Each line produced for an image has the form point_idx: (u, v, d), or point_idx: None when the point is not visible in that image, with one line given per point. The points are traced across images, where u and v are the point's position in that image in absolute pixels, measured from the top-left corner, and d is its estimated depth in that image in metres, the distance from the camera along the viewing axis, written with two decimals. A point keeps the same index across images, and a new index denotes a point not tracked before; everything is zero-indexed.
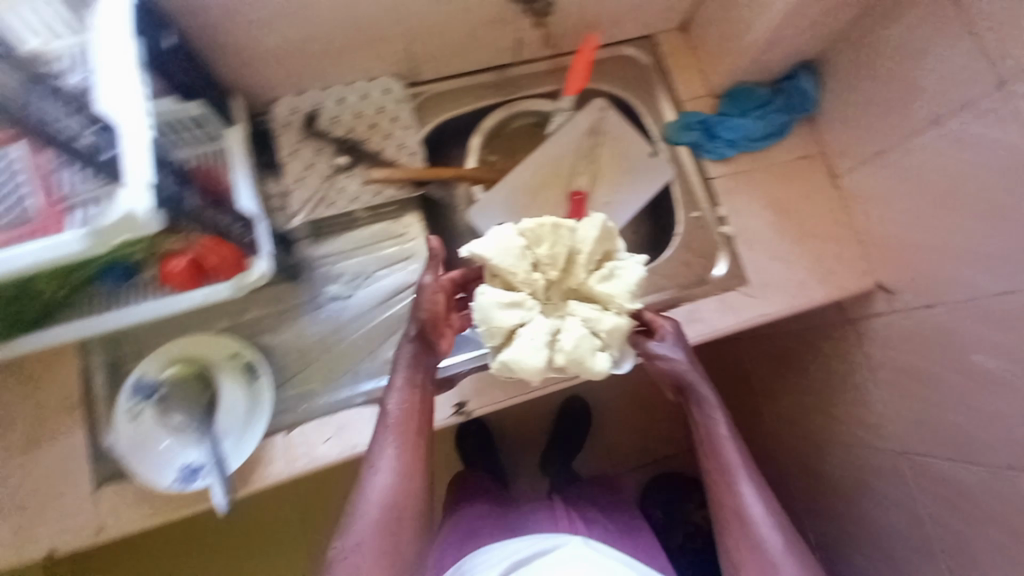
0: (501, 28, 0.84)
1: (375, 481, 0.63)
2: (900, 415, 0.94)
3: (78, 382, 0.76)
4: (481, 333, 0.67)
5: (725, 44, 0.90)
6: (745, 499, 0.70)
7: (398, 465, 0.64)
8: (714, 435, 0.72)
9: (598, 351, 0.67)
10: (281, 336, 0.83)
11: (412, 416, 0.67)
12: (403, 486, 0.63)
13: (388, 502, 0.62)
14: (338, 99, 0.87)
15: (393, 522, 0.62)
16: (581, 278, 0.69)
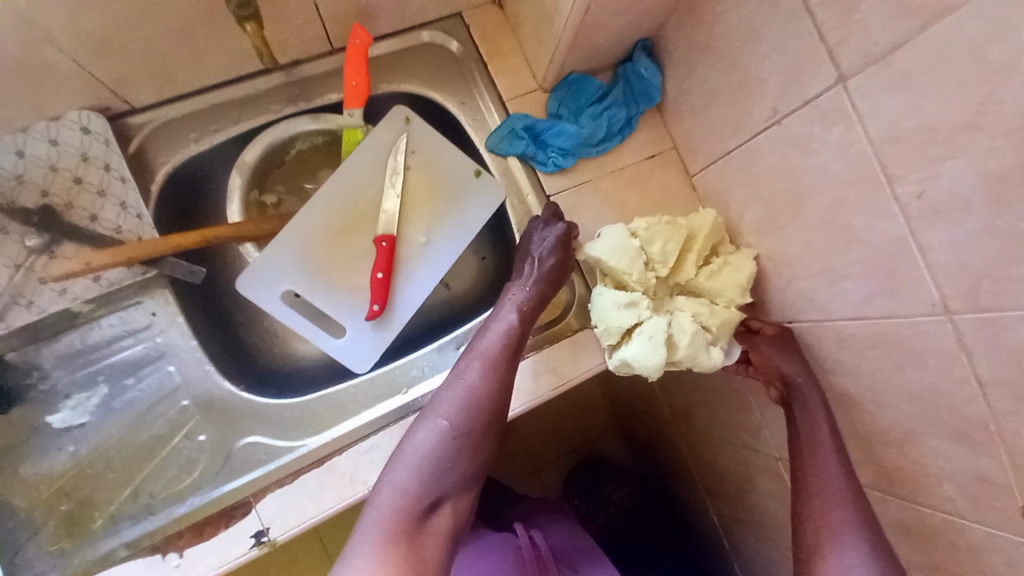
0: (218, 29, 0.60)
1: (479, 361, 0.61)
2: (776, 424, 0.86)
3: None
4: (598, 333, 0.70)
5: (537, 23, 0.70)
6: (824, 481, 0.67)
7: (506, 346, 0.63)
8: (815, 440, 0.68)
9: (712, 346, 0.70)
10: (1, 487, 0.62)
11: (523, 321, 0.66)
12: (495, 376, 0.61)
13: (476, 398, 0.59)
14: (10, 151, 0.60)
15: (479, 421, 0.58)
16: (692, 273, 0.72)
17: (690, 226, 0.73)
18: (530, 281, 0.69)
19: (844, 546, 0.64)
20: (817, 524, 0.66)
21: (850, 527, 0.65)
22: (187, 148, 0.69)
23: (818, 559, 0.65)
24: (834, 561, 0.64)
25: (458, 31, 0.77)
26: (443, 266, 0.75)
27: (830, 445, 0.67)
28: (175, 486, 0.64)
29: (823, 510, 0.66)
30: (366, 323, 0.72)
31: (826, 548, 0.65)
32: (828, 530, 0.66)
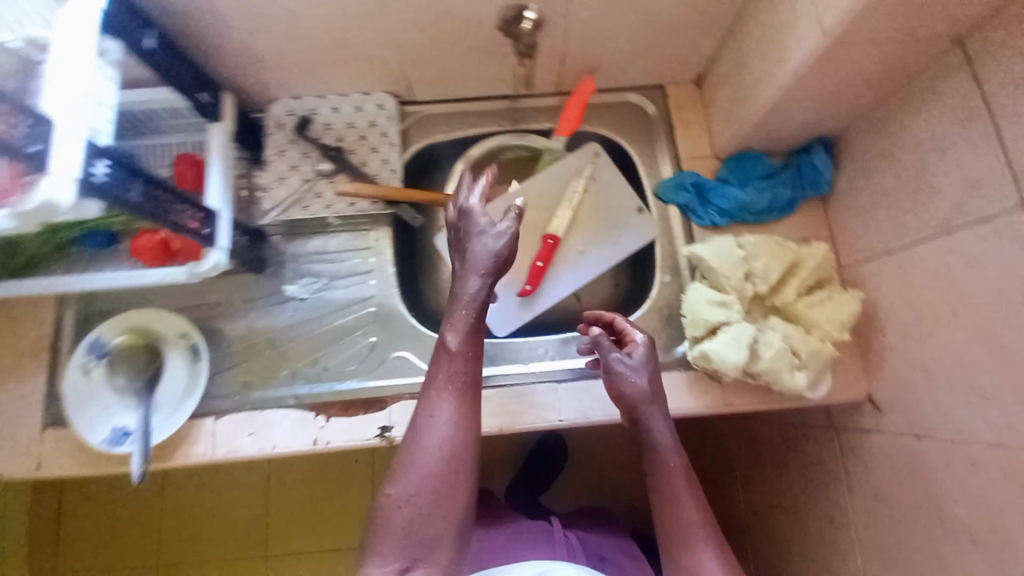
0: (493, 59, 0.83)
1: (447, 430, 0.62)
2: (867, 546, 0.81)
3: (52, 328, 0.82)
4: (684, 323, 0.79)
5: (731, 106, 0.83)
6: (672, 488, 0.68)
7: (450, 442, 0.62)
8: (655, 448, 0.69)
9: (796, 371, 0.75)
10: (233, 324, 0.85)
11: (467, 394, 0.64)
12: (463, 447, 0.63)
13: (436, 488, 0.61)
14: (333, 108, 0.89)
15: (440, 508, 0.61)
16: (792, 297, 0.78)
17: (798, 253, 0.79)
18: (457, 358, 0.64)
19: (700, 554, 0.65)
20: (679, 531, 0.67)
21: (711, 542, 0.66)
22: (433, 134, 0.92)
23: (684, 554, 0.66)
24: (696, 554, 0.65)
25: (658, 98, 0.93)
26: (589, 275, 0.88)
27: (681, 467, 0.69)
28: (342, 368, 0.82)
29: (678, 507, 0.67)
30: (517, 299, 0.86)
31: (690, 545, 0.66)
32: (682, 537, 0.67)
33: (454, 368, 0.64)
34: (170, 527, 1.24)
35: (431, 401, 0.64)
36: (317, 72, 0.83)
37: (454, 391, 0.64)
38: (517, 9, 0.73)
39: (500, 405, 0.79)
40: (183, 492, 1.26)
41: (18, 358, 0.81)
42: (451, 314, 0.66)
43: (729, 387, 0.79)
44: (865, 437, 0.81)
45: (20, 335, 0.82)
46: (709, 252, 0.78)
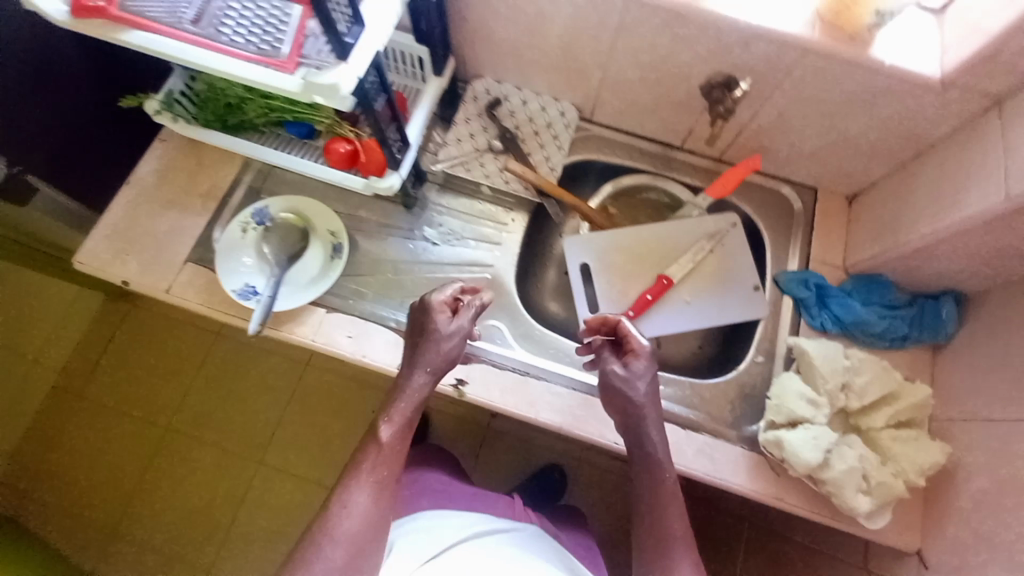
0: (680, 110, 0.91)
1: (371, 482, 0.72)
2: None
3: (226, 185, 0.93)
4: (767, 405, 0.81)
5: (879, 230, 0.88)
6: (659, 493, 0.72)
7: (376, 499, 0.71)
8: (644, 449, 0.74)
9: (862, 494, 0.76)
10: (371, 241, 0.94)
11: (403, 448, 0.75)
12: (382, 496, 0.72)
13: (360, 527, 0.69)
14: (522, 100, 1.00)
15: (365, 535, 0.69)
16: (878, 424, 0.79)
17: (899, 387, 0.81)
18: (386, 446, 0.74)
19: (676, 562, 0.68)
20: (659, 534, 0.70)
21: (688, 555, 0.69)
22: (595, 152, 1.01)
23: (660, 559, 0.69)
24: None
25: (808, 197, 0.97)
26: (688, 326, 0.91)
27: (669, 475, 0.73)
28: None
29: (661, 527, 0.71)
30: (616, 318, 0.91)
31: (667, 552, 0.69)
32: (662, 540, 0.70)
33: (383, 458, 0.74)
34: (203, 387, 1.51)
35: (354, 481, 0.72)
36: (529, 66, 0.95)
37: (373, 483, 0.72)
38: (727, 77, 0.81)
39: (568, 405, 0.84)
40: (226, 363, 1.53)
41: (190, 197, 0.92)
42: (390, 408, 0.76)
43: (785, 480, 0.80)
44: None
45: (200, 180, 0.93)
46: (816, 351, 0.81)
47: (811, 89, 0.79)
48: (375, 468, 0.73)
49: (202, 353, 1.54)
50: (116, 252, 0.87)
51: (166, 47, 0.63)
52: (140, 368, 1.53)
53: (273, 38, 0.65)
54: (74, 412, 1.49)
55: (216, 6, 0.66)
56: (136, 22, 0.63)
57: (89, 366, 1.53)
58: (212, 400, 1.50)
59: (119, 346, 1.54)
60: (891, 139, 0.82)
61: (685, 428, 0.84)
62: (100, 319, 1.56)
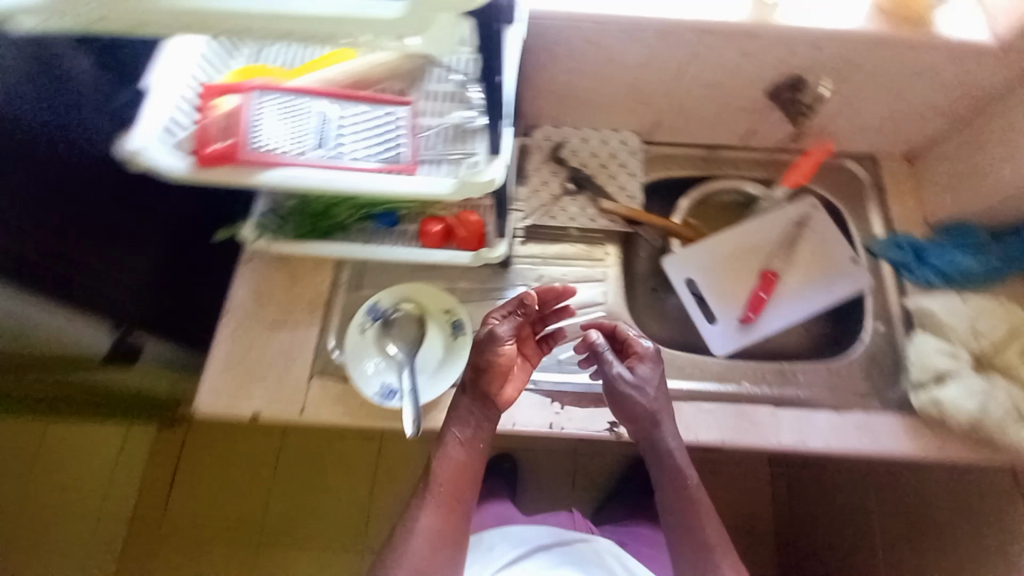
0: (742, 116, 0.96)
1: (433, 507, 0.77)
2: None
3: (327, 289, 0.93)
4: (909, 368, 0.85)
5: (952, 183, 0.94)
6: (674, 478, 0.80)
7: (442, 520, 0.77)
8: (663, 449, 0.80)
9: None
10: (481, 308, 0.95)
11: (468, 468, 0.78)
12: (446, 516, 0.77)
13: (429, 548, 0.75)
14: (583, 138, 1.03)
15: (432, 556, 0.75)
16: (1018, 360, 0.83)
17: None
18: (444, 466, 0.77)
19: (697, 532, 0.80)
20: (682, 512, 0.81)
21: (708, 525, 0.80)
22: (663, 171, 1.04)
23: (685, 532, 0.80)
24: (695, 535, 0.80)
25: (871, 166, 1.03)
26: (803, 313, 0.95)
27: (683, 463, 0.80)
28: (575, 362, 0.92)
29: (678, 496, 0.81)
30: (737, 324, 0.93)
31: (691, 527, 0.80)
32: (683, 516, 0.81)
33: (450, 478, 0.77)
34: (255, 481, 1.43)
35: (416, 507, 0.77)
36: (590, 108, 0.98)
37: (439, 509, 0.77)
38: (793, 79, 0.86)
39: (723, 419, 0.86)
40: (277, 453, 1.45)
41: (295, 311, 0.92)
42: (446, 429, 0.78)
43: (946, 438, 0.83)
44: None
45: (299, 292, 0.93)
46: (938, 308, 0.86)
47: (871, 72, 0.84)
48: (438, 503, 0.77)
49: (255, 448, 1.45)
50: (241, 383, 0.87)
51: (303, 177, 0.63)
52: (211, 485, 1.43)
53: (391, 142, 0.68)
54: (152, 548, 1.38)
55: (334, 126, 0.67)
56: (269, 161, 0.63)
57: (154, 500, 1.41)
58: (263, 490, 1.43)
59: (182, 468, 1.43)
60: (950, 101, 0.88)
61: (838, 411, 0.87)
62: (160, 444, 1.44)
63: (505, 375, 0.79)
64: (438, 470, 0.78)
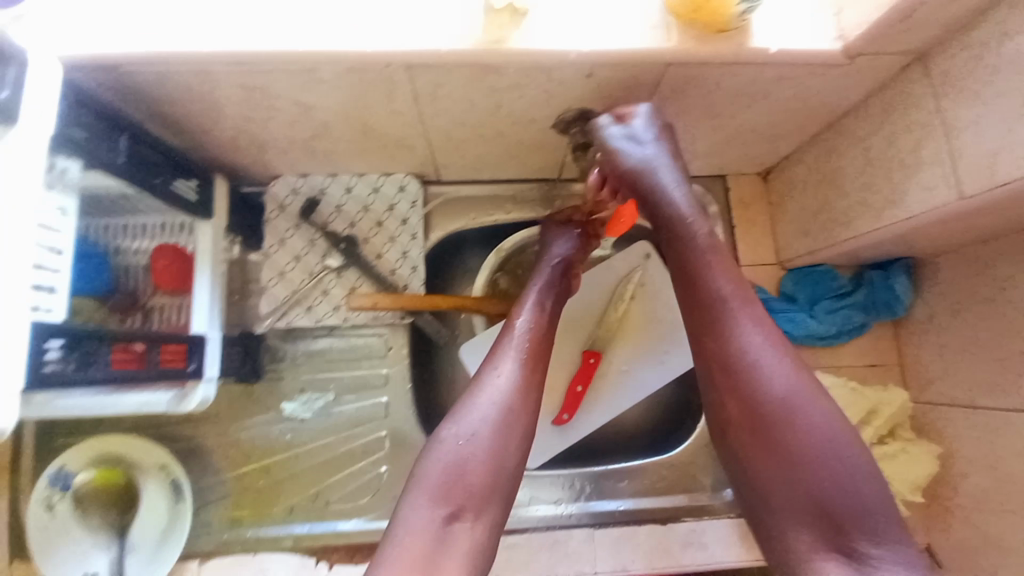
0: (540, 151, 0.71)
1: (519, 347, 0.57)
2: None
3: (6, 444, 0.70)
4: None
5: (811, 219, 0.72)
6: (792, 402, 0.50)
7: (525, 394, 0.54)
8: (758, 355, 0.51)
9: None
10: (220, 441, 0.72)
11: (543, 345, 0.59)
12: (535, 365, 0.57)
13: (505, 405, 0.53)
14: (346, 188, 0.77)
15: (479, 489, 0.49)
16: None
17: (875, 400, 0.72)
18: (531, 330, 0.59)
19: (863, 530, 0.46)
20: (826, 501, 0.47)
21: (854, 444, 0.48)
22: (462, 221, 0.80)
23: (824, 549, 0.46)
24: (768, 377, 0.51)
25: (720, 190, 0.82)
26: (635, 400, 0.77)
27: (825, 396, 0.50)
28: (349, 503, 0.71)
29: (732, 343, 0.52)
30: (552, 426, 0.75)
31: (839, 495, 0.47)
32: (832, 506, 0.47)
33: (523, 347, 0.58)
34: None
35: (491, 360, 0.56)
36: (334, 155, 0.71)
37: (522, 358, 0.56)
38: (581, 111, 0.61)
39: (529, 553, 0.71)
40: None
41: None
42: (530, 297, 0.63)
43: None
44: None
45: None
46: None
47: (684, 96, 0.60)
48: (523, 359, 0.57)
49: None
50: None
51: None
52: None
53: None
54: None
55: None
56: None
57: None
58: None
59: None
60: (796, 118, 0.65)
61: (665, 523, 0.73)
62: None
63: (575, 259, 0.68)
64: (509, 329, 0.59)
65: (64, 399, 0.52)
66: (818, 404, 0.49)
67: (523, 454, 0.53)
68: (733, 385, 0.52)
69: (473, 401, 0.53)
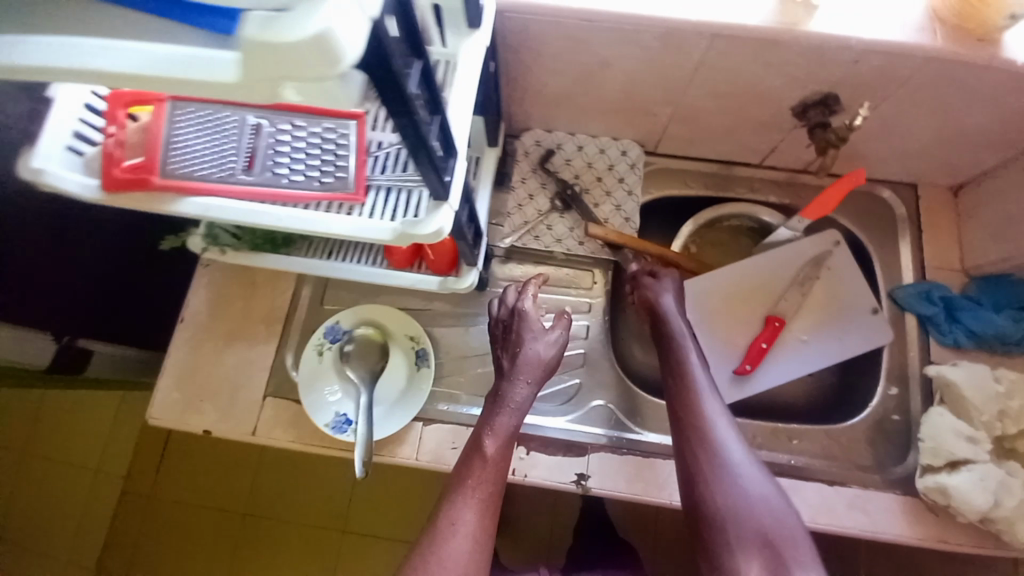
0: (762, 133, 0.82)
1: (474, 498, 0.65)
2: None
3: (287, 301, 0.87)
4: (920, 447, 0.76)
5: (1008, 227, 0.78)
6: (744, 530, 0.61)
7: (477, 540, 0.63)
8: (722, 483, 0.64)
9: None
10: (449, 333, 0.88)
11: (495, 471, 0.67)
12: (487, 509, 0.65)
13: (469, 548, 0.62)
14: (577, 145, 0.91)
15: None
16: None
17: None
18: (484, 463, 0.67)
19: None
20: None
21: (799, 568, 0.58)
22: (666, 189, 0.92)
23: None
24: (721, 496, 0.63)
25: (909, 197, 0.90)
26: (806, 368, 0.86)
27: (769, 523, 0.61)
28: (548, 403, 0.85)
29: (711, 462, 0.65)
30: (730, 373, 0.86)
31: None
32: None
33: (487, 475, 0.66)
34: (247, 493, 1.35)
35: (454, 506, 0.64)
36: (586, 114, 0.86)
37: (477, 500, 0.65)
38: (824, 96, 0.73)
39: None
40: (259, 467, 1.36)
41: (250, 325, 0.85)
42: (492, 420, 0.70)
43: (945, 524, 0.75)
44: None
45: (256, 303, 0.86)
46: (963, 379, 0.76)
47: (919, 97, 0.70)
48: (478, 496, 0.65)
49: (259, 456, 1.37)
50: (192, 398, 0.81)
51: (220, 207, 0.54)
52: (205, 480, 1.37)
53: (336, 163, 0.58)
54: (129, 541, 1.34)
55: (266, 143, 0.57)
56: (188, 188, 0.54)
57: (142, 493, 1.36)
58: (257, 497, 1.35)
59: (167, 476, 1.37)
60: (1015, 132, 0.73)
61: (834, 484, 0.77)
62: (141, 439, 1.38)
63: (529, 358, 0.74)
64: (471, 458, 0.68)
65: (347, 266, 0.78)
66: (762, 499, 0.63)
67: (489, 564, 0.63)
68: (700, 493, 0.64)
69: (443, 531, 0.63)
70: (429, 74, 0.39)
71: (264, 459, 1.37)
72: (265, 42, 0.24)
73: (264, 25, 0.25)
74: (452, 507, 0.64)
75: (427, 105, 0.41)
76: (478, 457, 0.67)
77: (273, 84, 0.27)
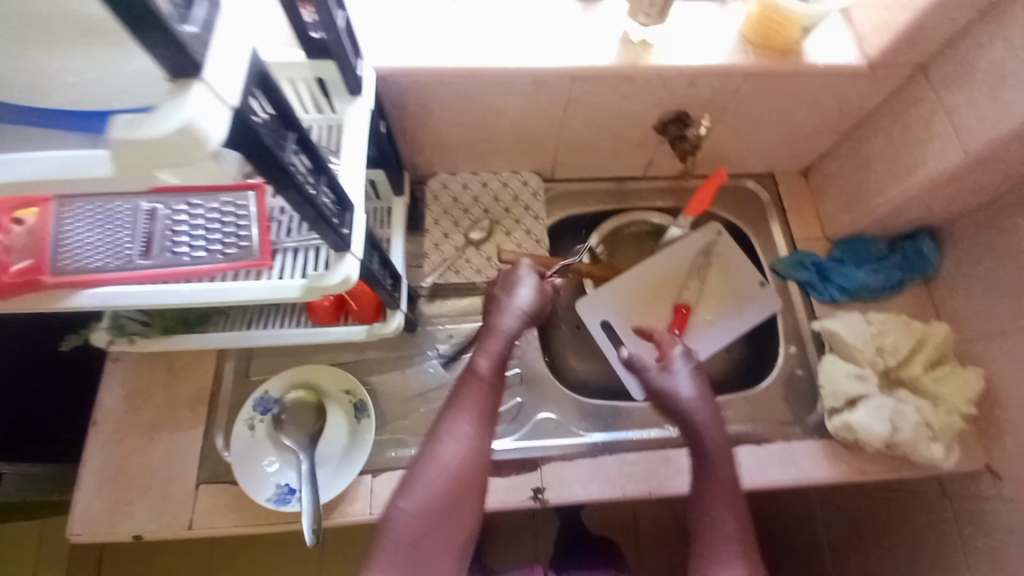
0: (639, 149, 0.94)
1: (468, 421, 0.67)
2: None
3: (212, 379, 0.84)
4: (823, 394, 0.86)
5: (850, 196, 0.93)
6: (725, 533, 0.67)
7: (466, 460, 0.65)
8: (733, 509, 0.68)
9: (933, 442, 0.80)
10: (386, 378, 0.89)
11: (489, 391, 0.70)
12: (476, 431, 0.67)
13: (458, 466, 0.65)
14: (481, 182, 0.98)
15: (443, 514, 0.63)
16: (919, 372, 0.85)
17: (923, 332, 0.87)
18: (478, 384, 0.69)
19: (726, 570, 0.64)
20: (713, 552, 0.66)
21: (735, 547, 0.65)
22: (568, 209, 1.01)
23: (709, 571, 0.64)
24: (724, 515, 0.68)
25: (771, 184, 1.04)
26: (718, 346, 0.95)
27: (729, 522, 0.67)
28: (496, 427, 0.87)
29: (729, 479, 0.70)
30: None
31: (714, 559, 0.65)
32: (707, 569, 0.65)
33: (479, 395, 0.69)
34: None
35: (448, 423, 0.67)
36: (484, 153, 0.93)
37: (471, 419, 0.67)
38: (677, 114, 0.84)
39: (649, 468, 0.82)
40: (210, 568, 1.25)
41: (175, 413, 0.81)
42: (483, 343, 0.73)
43: (861, 457, 0.84)
44: (982, 505, 0.83)
45: (178, 389, 0.82)
46: (842, 328, 0.87)
47: (750, 104, 0.84)
48: (471, 417, 0.68)
49: (207, 556, 1.25)
50: (118, 503, 0.75)
51: (123, 294, 0.55)
52: None
53: (236, 233, 0.60)
54: None
55: (162, 225, 0.58)
56: (83, 281, 0.54)
57: None
58: None
59: None
60: (832, 120, 0.89)
61: (763, 444, 0.85)
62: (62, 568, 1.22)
63: (533, 298, 0.76)
64: (468, 377, 0.70)
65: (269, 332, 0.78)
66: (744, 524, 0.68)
67: (475, 483, 0.66)
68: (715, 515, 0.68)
69: (438, 446, 0.66)
70: (306, 141, 0.43)
71: (213, 558, 1.25)
72: (133, 138, 0.28)
73: (130, 125, 0.29)
74: (446, 427, 0.67)
75: (311, 167, 0.45)
76: (474, 377, 0.70)
77: (148, 172, 0.30)
